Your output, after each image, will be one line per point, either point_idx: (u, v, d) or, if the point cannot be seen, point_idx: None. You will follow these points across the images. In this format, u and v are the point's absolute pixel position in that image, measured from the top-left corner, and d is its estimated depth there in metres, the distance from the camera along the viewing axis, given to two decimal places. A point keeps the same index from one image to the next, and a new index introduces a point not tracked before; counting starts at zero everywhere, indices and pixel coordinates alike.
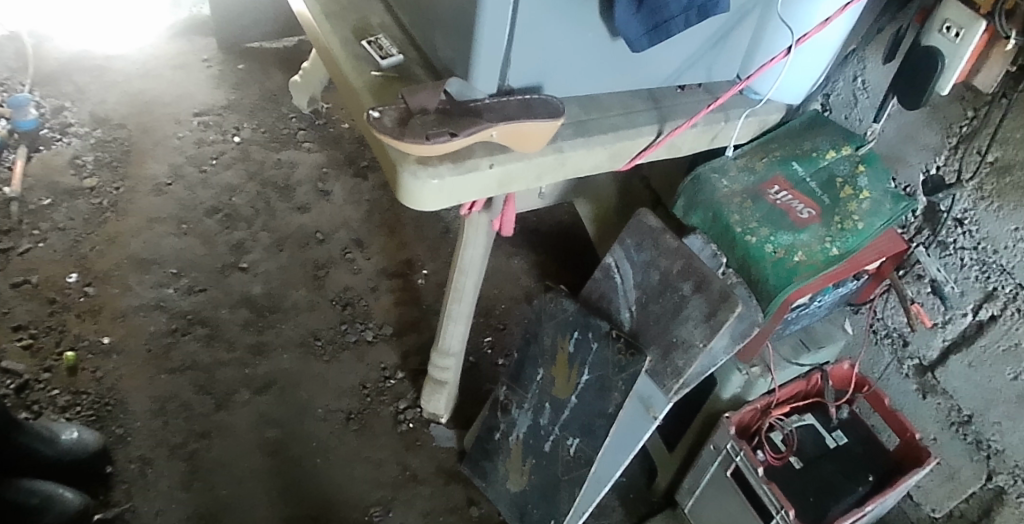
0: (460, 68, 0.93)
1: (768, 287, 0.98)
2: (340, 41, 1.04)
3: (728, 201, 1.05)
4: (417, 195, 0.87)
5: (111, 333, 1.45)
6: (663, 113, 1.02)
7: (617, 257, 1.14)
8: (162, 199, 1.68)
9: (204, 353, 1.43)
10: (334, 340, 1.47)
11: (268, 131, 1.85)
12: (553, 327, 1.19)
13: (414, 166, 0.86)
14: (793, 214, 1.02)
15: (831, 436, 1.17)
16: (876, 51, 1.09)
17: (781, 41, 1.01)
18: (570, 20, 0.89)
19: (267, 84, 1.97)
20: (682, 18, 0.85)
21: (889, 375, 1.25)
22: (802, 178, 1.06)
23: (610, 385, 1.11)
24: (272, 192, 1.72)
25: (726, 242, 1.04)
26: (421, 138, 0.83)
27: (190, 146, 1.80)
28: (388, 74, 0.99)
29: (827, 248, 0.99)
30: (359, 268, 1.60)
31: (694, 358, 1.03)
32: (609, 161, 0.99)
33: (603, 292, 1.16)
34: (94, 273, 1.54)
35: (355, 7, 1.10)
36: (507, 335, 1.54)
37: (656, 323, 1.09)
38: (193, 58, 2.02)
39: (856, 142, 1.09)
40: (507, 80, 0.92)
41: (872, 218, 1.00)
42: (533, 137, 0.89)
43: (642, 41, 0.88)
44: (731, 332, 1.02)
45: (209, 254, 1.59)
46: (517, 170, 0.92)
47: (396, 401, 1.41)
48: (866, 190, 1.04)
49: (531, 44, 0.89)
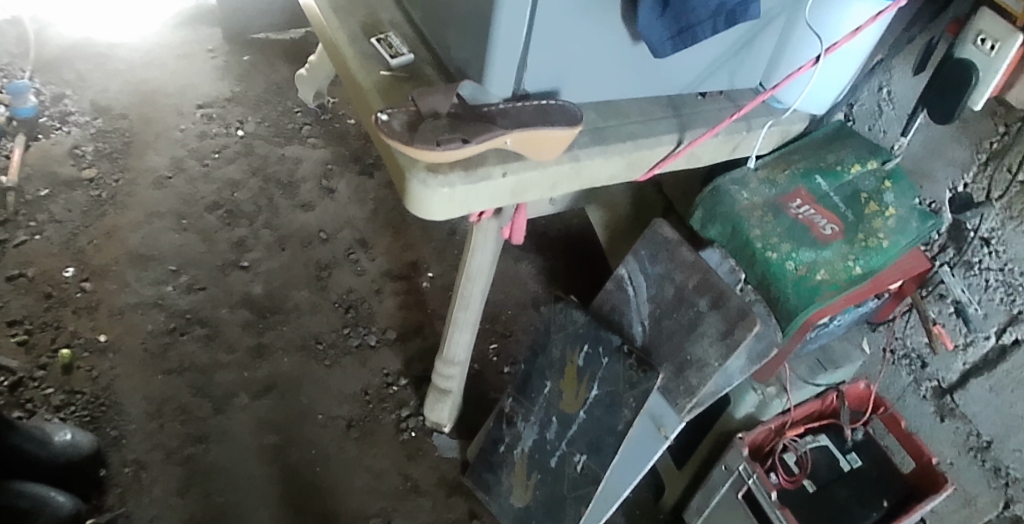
0: (473, 70, 0.88)
1: (789, 306, 0.94)
2: (348, 38, 0.99)
3: (748, 214, 1.00)
4: (426, 202, 0.83)
5: (107, 331, 1.41)
6: (683, 121, 0.97)
7: (630, 269, 1.10)
8: (163, 192, 1.64)
9: (202, 354, 1.40)
10: (336, 344, 1.43)
11: (273, 125, 1.80)
12: (562, 339, 1.16)
13: (424, 174, 0.81)
14: (816, 230, 0.98)
15: (845, 459, 1.13)
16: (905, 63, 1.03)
17: (809, 49, 0.96)
18: (589, 20, 0.84)
19: (272, 77, 1.92)
20: (710, 23, 0.79)
21: (907, 395, 1.21)
22: (824, 192, 1.01)
23: (620, 401, 1.08)
24: (275, 188, 1.67)
25: (746, 258, 0.99)
26: (432, 143, 0.80)
27: (192, 138, 1.75)
28: (398, 74, 0.94)
29: (850, 266, 0.95)
30: (363, 270, 1.56)
31: (709, 377, 1.01)
32: (626, 171, 0.94)
33: (614, 305, 1.13)
34: (92, 268, 1.50)
35: (365, 3, 1.06)
36: (513, 342, 1.50)
37: (670, 339, 1.06)
38: (198, 48, 1.98)
39: (883, 156, 1.03)
40: (523, 84, 0.88)
41: (897, 237, 0.96)
42: (548, 144, 0.84)
43: (666, 46, 0.82)
44: (748, 352, 0.99)
45: (210, 251, 1.55)
46: (530, 180, 0.87)
47: (398, 409, 1.37)
48: (892, 206, 0.98)
49: (547, 43, 0.85)
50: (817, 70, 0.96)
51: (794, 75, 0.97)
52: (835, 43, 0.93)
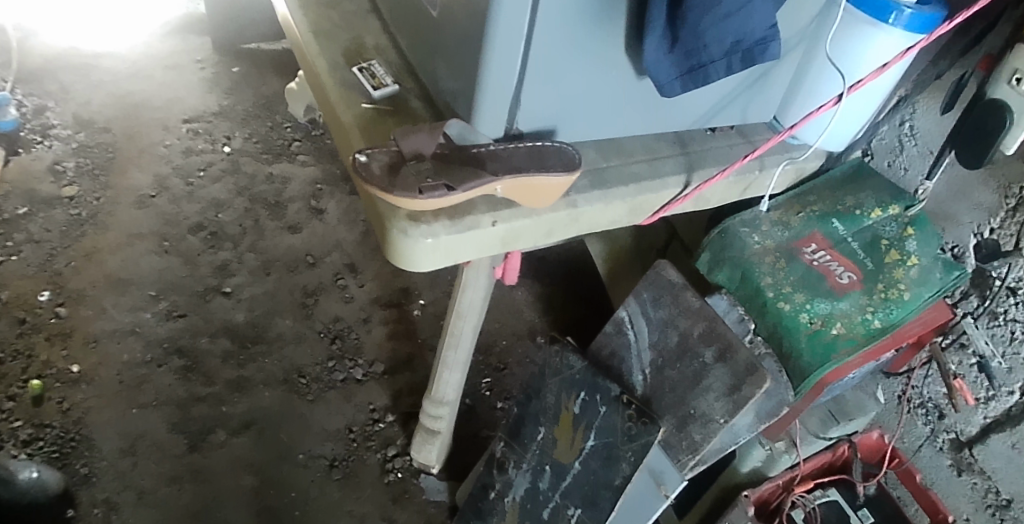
0: (462, 104, 0.81)
1: (803, 363, 0.88)
2: (328, 66, 0.92)
3: (759, 260, 0.93)
4: (410, 255, 0.76)
5: (81, 361, 1.35)
6: (691, 161, 0.89)
7: (631, 312, 1.04)
8: (145, 212, 1.57)
9: (179, 388, 1.33)
10: (320, 378, 1.36)
11: (261, 142, 1.73)
12: (556, 384, 1.09)
13: (405, 223, 0.75)
14: (832, 278, 0.91)
15: (856, 515, 1.06)
16: (932, 100, 0.95)
17: (832, 87, 0.89)
18: (588, 54, 0.76)
19: (262, 90, 1.85)
20: (724, 63, 0.71)
21: (921, 445, 1.13)
22: (841, 237, 0.94)
23: (618, 454, 1.01)
24: (262, 208, 1.60)
25: (756, 307, 0.93)
26: (414, 191, 0.73)
27: (177, 155, 1.68)
28: (381, 107, 0.87)
29: (868, 319, 0.88)
30: (351, 297, 1.49)
31: (714, 434, 0.94)
32: (628, 216, 0.87)
33: (613, 349, 1.06)
34: (68, 293, 1.44)
35: (349, 26, 0.99)
36: (507, 376, 1.42)
37: (673, 391, 0.99)
38: (186, 59, 1.90)
39: (905, 202, 0.95)
40: (516, 124, 0.80)
41: (920, 289, 0.89)
42: (543, 192, 0.77)
43: (674, 84, 0.74)
44: (757, 409, 0.92)
45: (191, 275, 1.48)
46: (523, 228, 0.79)
47: (384, 447, 1.30)
48: (915, 255, 0.91)
49: (543, 79, 0.77)
50: (839, 109, 0.89)
51: (813, 114, 0.89)
52: (859, 80, 0.87)
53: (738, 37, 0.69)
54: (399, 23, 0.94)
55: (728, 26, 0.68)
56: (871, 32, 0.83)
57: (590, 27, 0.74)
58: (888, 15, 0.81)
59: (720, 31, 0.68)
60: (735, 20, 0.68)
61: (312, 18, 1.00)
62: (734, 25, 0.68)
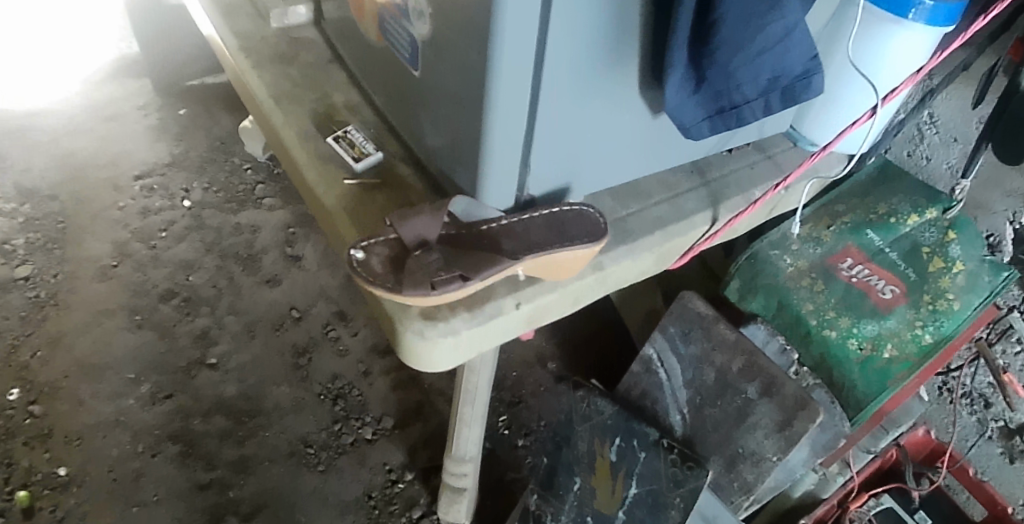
0: (462, 173, 0.72)
1: (858, 393, 0.82)
2: (300, 138, 0.82)
3: (795, 285, 0.87)
4: (428, 358, 0.67)
5: (67, 463, 1.24)
6: (714, 192, 0.82)
7: (660, 348, 0.98)
8: (108, 284, 1.46)
9: (180, 477, 1.23)
10: (328, 445, 1.28)
11: (222, 190, 1.61)
12: (587, 430, 1.02)
13: (420, 324, 0.66)
14: (875, 294, 0.84)
15: (914, 520, 1.00)
16: (964, 88, 0.92)
17: (863, 98, 0.81)
18: (596, 100, 0.67)
19: (214, 130, 1.71)
20: (759, 101, 0.63)
21: (977, 441, 1.06)
22: (878, 248, 0.87)
23: (665, 502, 0.94)
24: (235, 264, 1.50)
25: (800, 336, 0.86)
26: (426, 286, 0.64)
27: (134, 216, 1.56)
28: (366, 180, 0.78)
29: (918, 335, 0.82)
30: (346, 349, 1.40)
31: (768, 473, 0.88)
32: (656, 265, 0.79)
33: (645, 389, 1.00)
34: (40, 387, 1.32)
35: (313, 84, 0.89)
36: (523, 410, 1.35)
37: (716, 429, 0.93)
38: (125, 106, 1.75)
39: (943, 203, 0.88)
40: (527, 189, 0.72)
41: (970, 296, 0.82)
42: (566, 265, 0.69)
43: (701, 126, 0.65)
44: (812, 444, 0.86)
45: (171, 349, 1.38)
46: (548, 304, 0.71)
47: (409, 509, 1.22)
48: (959, 260, 0.85)
49: (552, 136, 0.68)
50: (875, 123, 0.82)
51: (849, 130, 0.81)
52: (894, 89, 0.79)
53: (775, 73, 0.61)
54: (372, 79, 0.84)
55: (764, 62, 0.59)
56: (894, 30, 0.75)
57: (599, 76, 0.65)
58: (908, 11, 0.72)
59: (755, 69, 0.59)
60: (772, 56, 0.59)
61: (271, 80, 0.89)
62: (771, 61, 0.59)
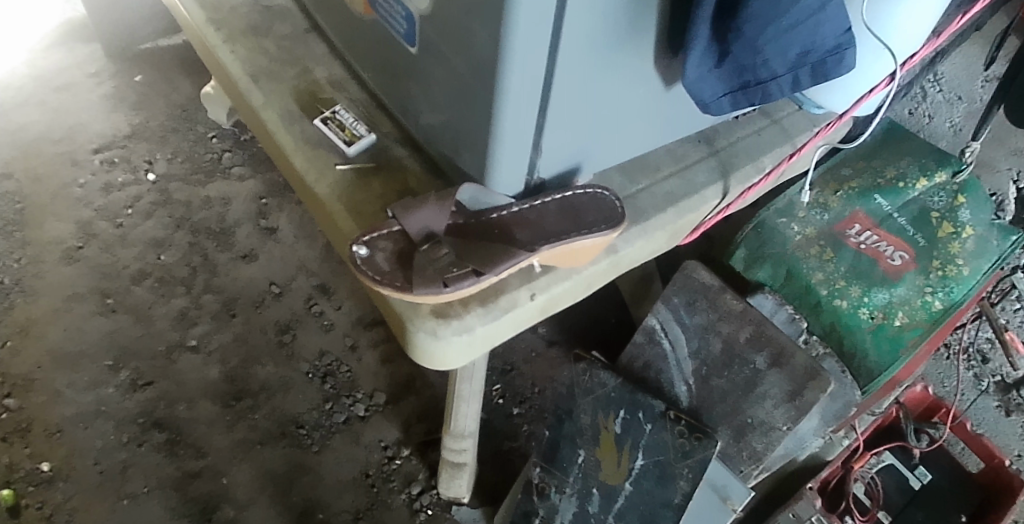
0: (465, 155, 0.67)
1: (870, 363, 0.83)
2: (283, 120, 0.77)
3: (804, 254, 0.88)
4: (440, 356, 0.65)
5: (51, 457, 1.20)
6: (723, 162, 0.79)
7: (663, 319, 0.95)
8: (75, 268, 1.39)
9: (169, 466, 1.20)
10: (320, 425, 1.25)
11: (188, 161, 1.53)
12: (590, 403, 0.97)
13: (432, 324, 0.63)
14: (884, 261, 0.87)
15: (914, 475, 1.02)
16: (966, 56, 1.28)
17: (881, 65, 0.74)
18: (617, 79, 0.64)
19: (173, 97, 1.62)
20: (787, 77, 0.60)
21: (975, 397, 1.12)
22: (886, 213, 0.90)
23: (672, 473, 0.91)
24: (207, 240, 1.43)
25: (809, 305, 0.87)
26: (437, 284, 0.61)
27: (96, 194, 1.48)
28: (360, 165, 0.74)
29: (928, 302, 0.84)
30: (331, 324, 1.35)
31: (778, 442, 0.86)
32: (667, 242, 0.77)
33: (648, 360, 0.97)
34: (13, 380, 1.27)
35: (291, 57, 0.83)
36: (517, 377, 1.32)
37: (723, 400, 0.90)
38: (76, 74, 1.64)
39: (952, 167, 0.92)
40: (537, 172, 0.68)
41: (978, 260, 0.86)
42: (581, 252, 0.66)
43: (721, 101, 0.63)
44: (822, 414, 0.85)
45: (148, 333, 1.32)
46: (562, 293, 0.69)
47: (408, 486, 1.21)
48: (969, 225, 0.88)
49: (568, 119, 0.64)
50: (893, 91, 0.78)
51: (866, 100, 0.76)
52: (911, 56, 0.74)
53: (805, 48, 0.57)
54: (354, 50, 0.78)
55: (794, 37, 0.56)
56: None
57: (619, 53, 0.62)
58: None
59: (784, 45, 0.56)
60: (803, 30, 0.56)
61: (246, 55, 0.83)
62: (802, 35, 0.56)
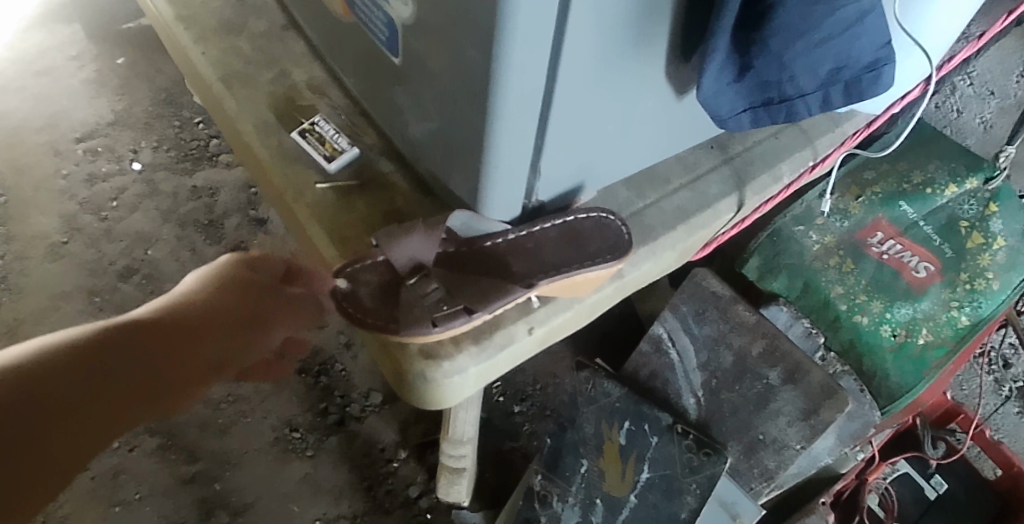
0: (456, 176, 0.62)
1: (892, 383, 0.80)
2: (258, 132, 0.71)
3: (823, 266, 0.85)
4: (428, 394, 0.60)
5: None
6: (738, 171, 0.73)
7: (671, 328, 0.90)
8: (61, 264, 1.34)
9: (161, 471, 1.16)
10: (314, 427, 1.21)
11: (174, 148, 1.47)
12: (593, 412, 0.90)
13: (422, 363, 0.58)
14: (907, 273, 0.83)
15: (930, 485, 0.97)
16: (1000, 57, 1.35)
17: (911, 60, 0.68)
18: (627, 97, 0.59)
19: (157, 79, 1.55)
20: (815, 94, 0.54)
21: (997, 403, 1.10)
22: (911, 221, 0.87)
23: (680, 487, 0.84)
24: (196, 232, 1.38)
25: (825, 319, 0.84)
26: (427, 322, 0.56)
27: (81, 185, 1.42)
28: (341, 183, 0.68)
29: (954, 317, 0.81)
30: None
31: (791, 461, 0.82)
32: (678, 260, 0.72)
33: (654, 370, 0.92)
34: None
35: (267, 58, 0.77)
36: (517, 373, 1.26)
37: (733, 415, 0.85)
38: (56, 57, 1.57)
39: (985, 173, 0.87)
40: (536, 195, 0.62)
41: (1009, 274, 0.82)
42: (586, 283, 0.61)
43: (740, 117, 0.56)
44: (838, 432, 0.81)
45: None
46: (566, 321, 0.64)
47: (406, 489, 1.17)
48: (1000, 235, 0.83)
49: (574, 141, 0.59)
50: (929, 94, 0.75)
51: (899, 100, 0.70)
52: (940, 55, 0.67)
53: (838, 64, 0.51)
54: (334, 52, 0.72)
55: (826, 51, 0.50)
56: None
57: (631, 70, 0.56)
58: None
59: (814, 60, 0.50)
60: (837, 44, 0.50)
61: (221, 57, 0.77)
62: (834, 50, 0.50)
